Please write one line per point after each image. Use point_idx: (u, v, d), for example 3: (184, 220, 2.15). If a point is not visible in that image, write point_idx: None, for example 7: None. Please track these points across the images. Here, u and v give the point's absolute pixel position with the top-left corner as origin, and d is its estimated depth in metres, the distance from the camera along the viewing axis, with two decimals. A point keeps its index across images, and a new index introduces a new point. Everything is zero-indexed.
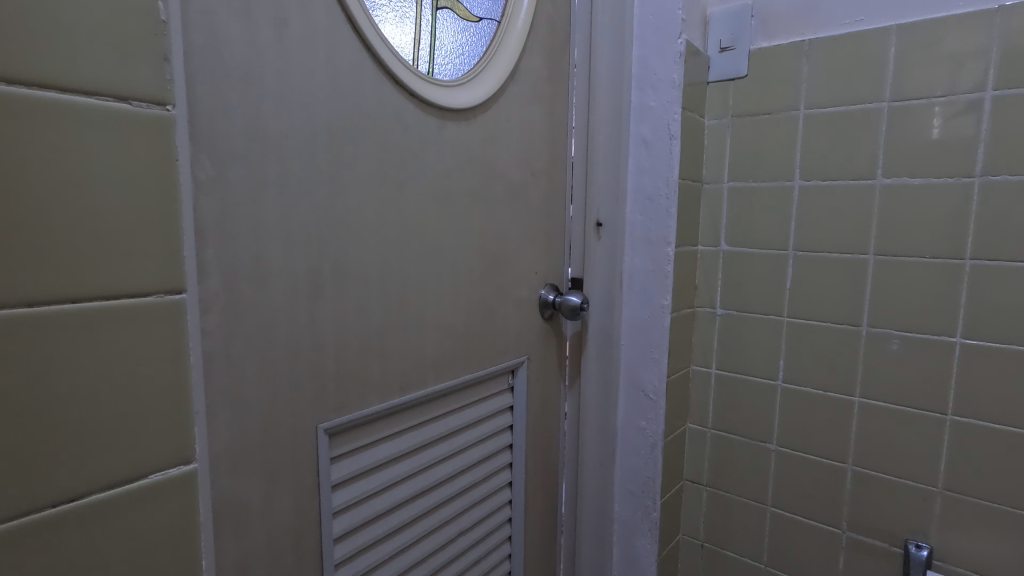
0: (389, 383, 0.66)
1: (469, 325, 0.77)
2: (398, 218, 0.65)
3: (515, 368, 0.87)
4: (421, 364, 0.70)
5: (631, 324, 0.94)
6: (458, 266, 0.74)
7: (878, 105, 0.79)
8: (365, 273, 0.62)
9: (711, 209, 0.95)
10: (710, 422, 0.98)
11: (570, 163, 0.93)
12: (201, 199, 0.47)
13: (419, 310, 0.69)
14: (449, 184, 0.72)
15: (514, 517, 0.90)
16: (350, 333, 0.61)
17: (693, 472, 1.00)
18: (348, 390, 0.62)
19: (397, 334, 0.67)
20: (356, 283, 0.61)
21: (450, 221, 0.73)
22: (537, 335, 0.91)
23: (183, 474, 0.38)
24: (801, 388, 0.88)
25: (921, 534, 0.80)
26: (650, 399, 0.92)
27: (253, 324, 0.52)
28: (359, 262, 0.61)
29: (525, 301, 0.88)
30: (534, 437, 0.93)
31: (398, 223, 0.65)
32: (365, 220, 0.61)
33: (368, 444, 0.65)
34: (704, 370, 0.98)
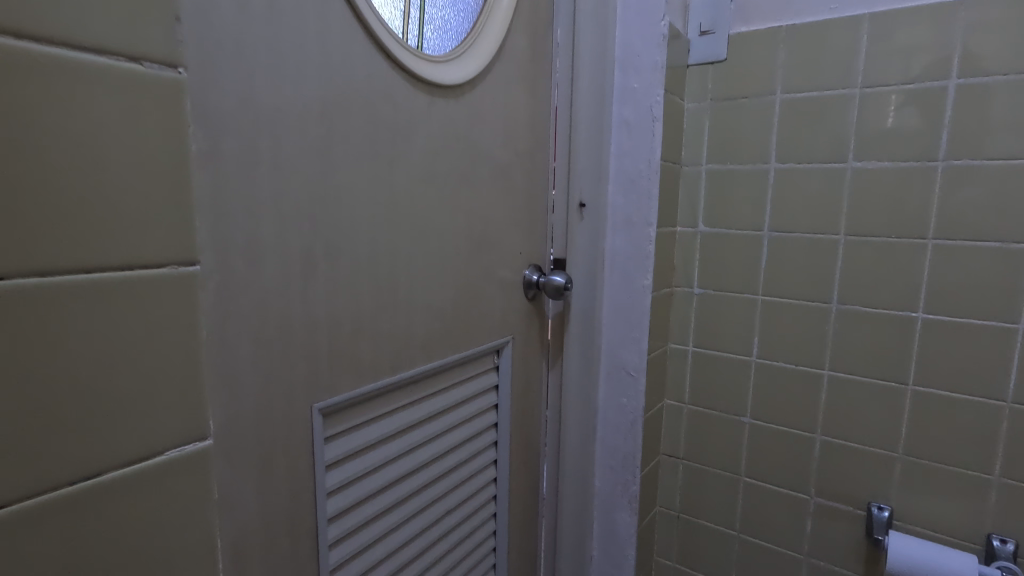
0: (380, 363, 0.66)
1: (456, 305, 0.77)
2: (389, 195, 0.64)
3: (500, 348, 0.87)
4: (411, 343, 0.70)
5: (611, 304, 0.96)
6: (446, 246, 0.74)
7: (850, 91, 0.82)
8: (355, 251, 0.61)
9: (689, 190, 0.97)
10: (686, 398, 1.01)
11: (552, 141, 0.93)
12: (195, 174, 0.46)
13: (409, 289, 0.69)
14: (437, 163, 0.71)
15: (499, 495, 0.91)
16: (343, 311, 0.60)
17: (669, 447, 1.04)
18: (340, 369, 0.61)
19: (387, 314, 0.66)
20: (348, 260, 0.60)
21: (439, 199, 0.72)
22: (520, 315, 0.91)
23: (197, 450, 0.37)
24: (773, 364, 0.92)
25: (882, 497, 0.86)
26: (630, 376, 0.95)
27: (247, 303, 0.50)
28: (350, 238, 0.60)
29: (509, 282, 0.88)
30: (518, 417, 0.94)
31: (388, 201, 0.64)
32: (355, 197, 0.60)
33: (360, 424, 0.64)
34: (680, 347, 1.01)
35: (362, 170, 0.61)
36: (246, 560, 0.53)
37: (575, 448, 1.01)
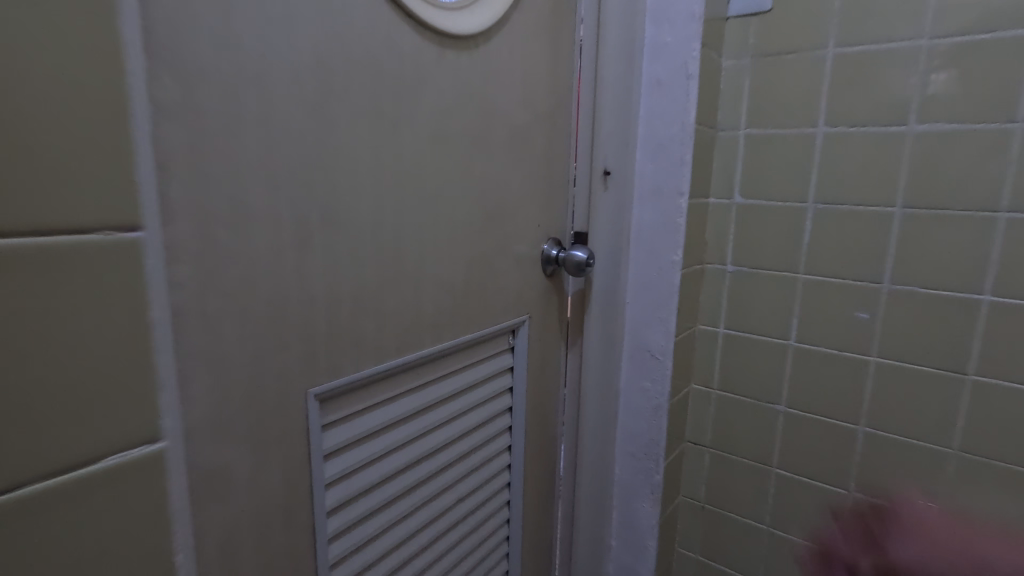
0: (385, 344, 0.60)
1: (468, 282, 0.71)
2: (394, 158, 0.58)
3: (516, 327, 0.82)
4: (419, 323, 0.64)
5: (637, 282, 0.90)
6: (457, 217, 0.68)
7: (916, 43, 0.72)
8: (355, 220, 0.55)
9: (725, 158, 0.89)
10: (715, 383, 0.94)
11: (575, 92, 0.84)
12: (165, 128, 0.39)
13: (417, 263, 0.63)
14: (449, 123, 0.64)
15: (513, 482, 0.86)
16: (342, 287, 0.54)
17: (695, 434, 0.97)
18: (340, 351, 0.55)
19: (392, 290, 0.60)
20: (349, 230, 0.54)
21: (450, 164, 0.65)
22: (538, 293, 0.85)
23: (147, 455, 0.34)
24: (813, 349, 0.85)
25: (931, 495, 0.79)
26: (656, 359, 0.89)
27: (231, 277, 0.45)
28: (350, 206, 0.54)
29: (527, 257, 0.81)
30: (535, 401, 0.88)
31: (393, 164, 0.58)
32: (355, 159, 0.54)
33: (363, 409, 0.59)
34: (711, 329, 0.94)
35: (364, 127, 0.54)
36: (238, 557, 0.49)
37: (594, 432, 0.96)
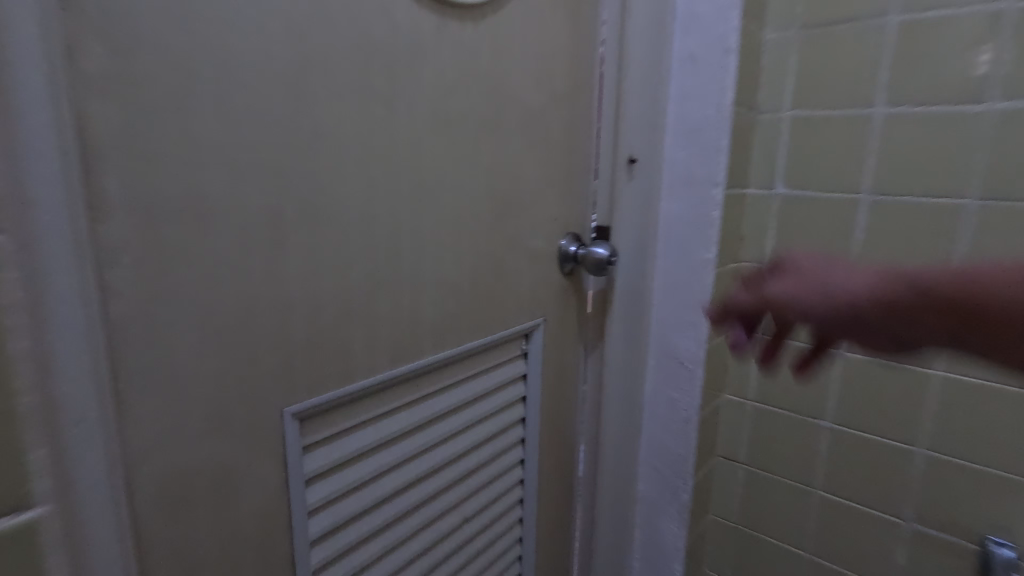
0: (378, 354, 0.53)
1: (476, 283, 0.63)
2: (386, 141, 0.50)
3: (530, 332, 0.74)
4: (418, 328, 0.57)
5: (664, 281, 0.81)
6: (463, 208, 0.60)
7: (999, 7, 0.63)
8: (340, 212, 0.47)
9: (766, 143, 0.80)
10: (751, 394, 0.85)
11: (600, 74, 0.77)
12: (93, 105, 0.33)
13: (415, 261, 0.55)
14: (453, 102, 0.56)
15: (526, 499, 0.79)
16: (325, 291, 0.47)
17: (728, 449, 0.89)
18: (324, 363, 0.48)
19: (387, 291, 0.53)
20: (332, 224, 0.46)
21: (454, 148, 0.57)
22: (555, 293, 0.77)
23: (14, 527, 0.27)
24: (866, 359, 0.75)
25: (1002, 529, 0.69)
26: (686, 368, 0.80)
27: (184, 280, 0.38)
28: (332, 197, 0.46)
29: (542, 254, 0.74)
30: (550, 411, 0.81)
31: (385, 147, 0.50)
32: (336, 142, 0.46)
33: (352, 426, 0.53)
34: (746, 333, 0.85)
35: (347, 104, 0.46)
36: None
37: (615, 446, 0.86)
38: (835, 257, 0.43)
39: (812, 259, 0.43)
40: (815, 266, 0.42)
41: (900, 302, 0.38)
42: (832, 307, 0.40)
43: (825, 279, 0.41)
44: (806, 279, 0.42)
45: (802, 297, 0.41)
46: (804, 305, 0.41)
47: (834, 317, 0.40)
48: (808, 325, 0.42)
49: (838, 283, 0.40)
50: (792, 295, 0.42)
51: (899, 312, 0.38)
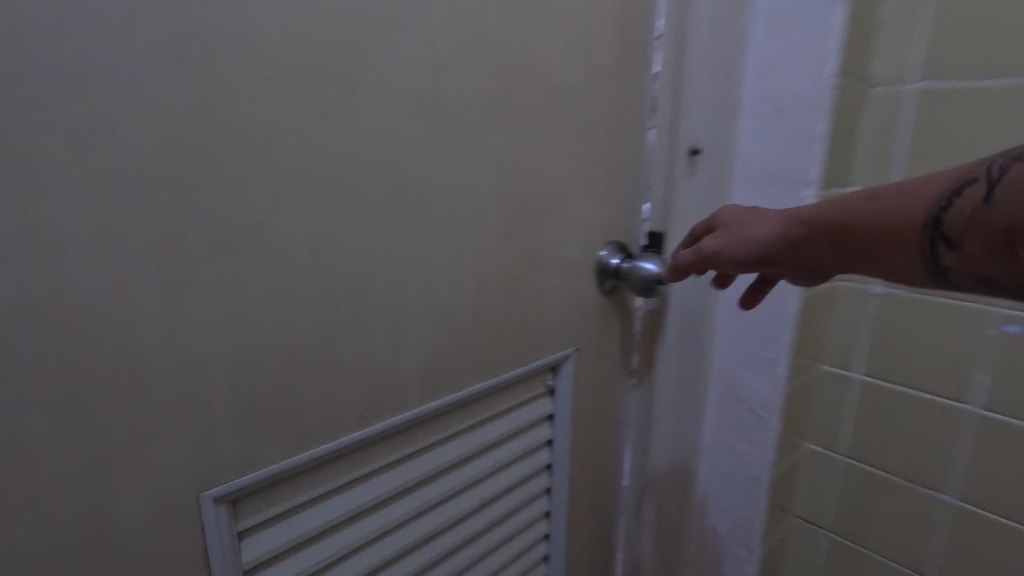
0: (345, 413, 0.42)
1: (488, 313, 0.51)
2: (345, 138, 0.37)
3: (558, 365, 0.61)
4: (402, 375, 0.45)
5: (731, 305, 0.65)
6: (464, 220, 0.46)
7: None
8: (271, 237, 0.35)
9: (879, 126, 0.63)
10: (842, 446, 0.68)
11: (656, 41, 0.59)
12: None
13: (393, 293, 0.42)
14: (446, 80, 0.42)
15: (551, 555, 0.67)
16: (257, 341, 0.35)
17: (810, 509, 0.72)
18: (260, 431, 0.37)
19: (352, 335, 0.40)
20: (262, 253, 0.35)
21: (450, 142, 0.44)
22: (593, 317, 0.63)
23: None
24: (1007, 421, 0.57)
25: None
26: (757, 416, 0.66)
27: (20, 344, 0.27)
28: (258, 216, 0.34)
29: (577, 271, 0.60)
30: (583, 456, 0.67)
31: (341, 147, 0.37)
32: (256, 142, 0.33)
33: (310, 499, 0.42)
34: (844, 373, 0.67)
35: (277, 88, 0.34)
36: None
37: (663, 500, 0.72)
38: (756, 208, 0.48)
39: (730, 208, 0.50)
40: (738, 218, 0.48)
41: (813, 231, 0.42)
42: (751, 251, 0.46)
43: (741, 226, 0.47)
44: (732, 230, 0.48)
45: (725, 247, 0.47)
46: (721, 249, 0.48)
47: (756, 260, 0.46)
48: (737, 272, 0.48)
49: (752, 229, 0.46)
50: (717, 247, 0.48)
51: (814, 239, 0.42)
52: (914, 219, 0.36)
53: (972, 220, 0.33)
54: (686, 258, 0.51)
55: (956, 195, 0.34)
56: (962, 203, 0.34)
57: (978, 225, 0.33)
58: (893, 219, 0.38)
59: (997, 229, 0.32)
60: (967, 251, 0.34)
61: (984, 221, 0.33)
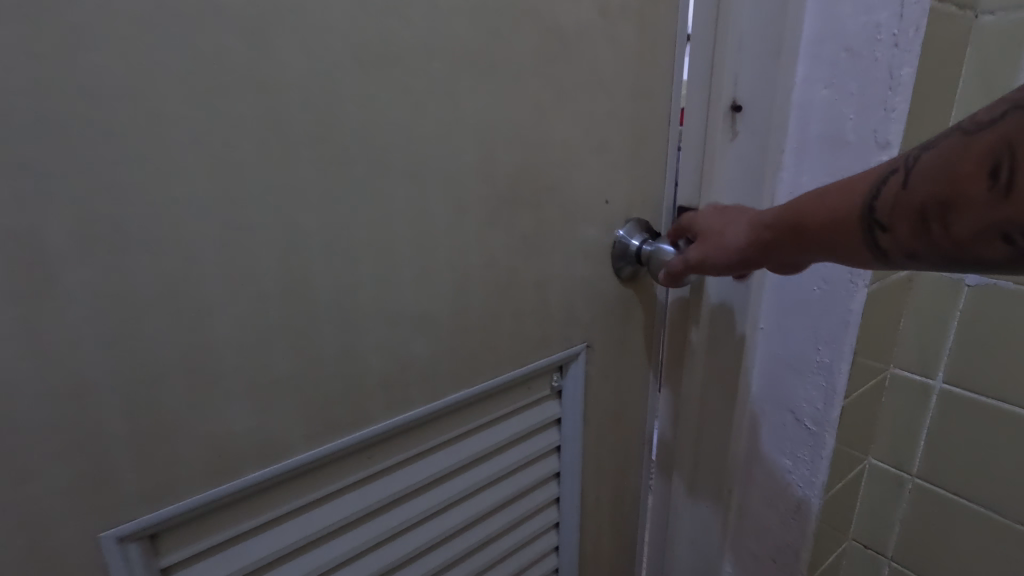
0: (290, 431, 0.36)
1: (477, 310, 0.43)
2: (256, 102, 0.30)
3: (565, 364, 0.52)
4: (359, 386, 0.38)
5: (780, 300, 0.52)
6: (432, 201, 0.38)
7: None
8: (160, 229, 0.28)
9: (988, 70, 0.49)
10: (914, 464, 0.58)
11: None
12: None
13: (339, 292, 0.35)
14: (395, 25, 0.34)
15: (562, 568, 0.60)
16: (152, 355, 0.29)
17: (869, 532, 0.63)
18: (169, 458, 0.31)
19: (286, 341, 0.34)
20: (149, 250, 0.28)
21: (404, 104, 0.35)
22: (610, 309, 0.54)
23: None
24: None
25: None
26: (805, 431, 0.54)
27: None
28: (137, 204, 0.27)
29: (591, 257, 0.50)
30: (598, 462, 0.59)
31: (248, 113, 0.30)
32: (124, 111, 0.26)
33: (254, 527, 0.36)
34: (922, 382, 0.56)
35: (146, 38, 0.26)
36: None
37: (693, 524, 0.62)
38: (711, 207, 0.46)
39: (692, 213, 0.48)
40: (699, 221, 0.46)
41: (762, 231, 0.39)
42: (726, 260, 0.42)
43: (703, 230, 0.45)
44: (702, 242, 0.44)
45: (703, 260, 0.44)
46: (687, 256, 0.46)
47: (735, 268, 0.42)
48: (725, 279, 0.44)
49: (718, 238, 0.43)
50: (698, 258, 0.45)
51: (763, 238, 0.39)
52: (844, 210, 0.34)
53: (896, 204, 0.31)
54: (670, 269, 0.48)
55: (881, 183, 0.32)
56: (886, 190, 0.32)
57: (903, 207, 0.31)
58: (826, 214, 0.35)
59: (914, 208, 0.30)
60: (896, 235, 0.31)
61: (905, 203, 0.30)
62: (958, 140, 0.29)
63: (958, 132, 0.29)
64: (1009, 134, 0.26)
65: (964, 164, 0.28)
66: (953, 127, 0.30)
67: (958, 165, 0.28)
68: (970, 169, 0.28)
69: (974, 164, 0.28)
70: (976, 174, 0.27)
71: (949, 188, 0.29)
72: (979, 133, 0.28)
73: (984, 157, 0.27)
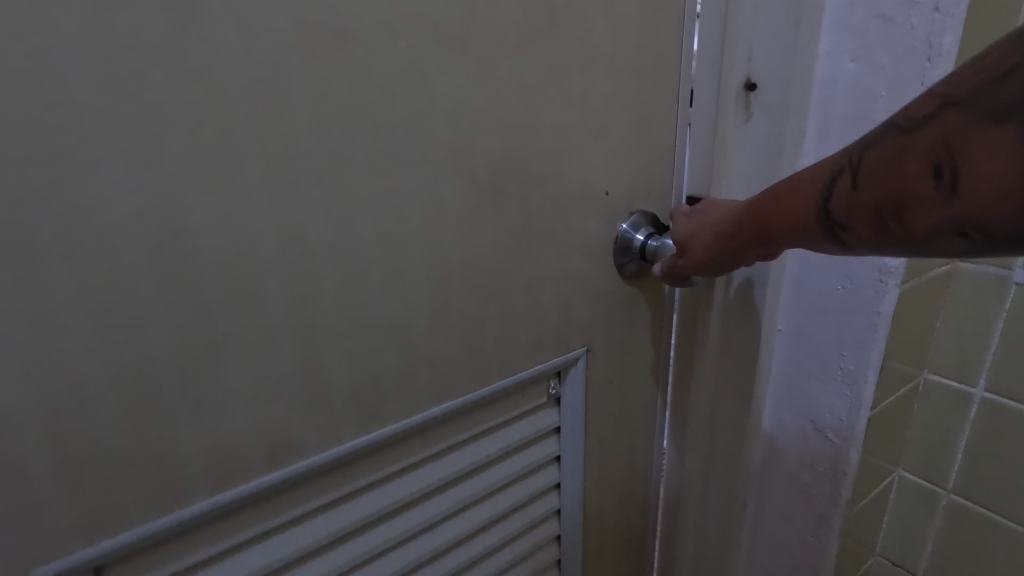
0: (248, 452, 0.32)
1: (460, 314, 0.39)
2: (186, 90, 0.26)
3: (562, 370, 0.48)
4: (325, 401, 0.35)
5: (796, 304, 0.48)
6: (402, 197, 0.34)
7: None
8: (78, 238, 0.25)
9: None
10: (951, 477, 0.53)
11: None
12: None
13: (297, 300, 0.32)
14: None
15: None
16: (79, 378, 0.26)
17: (899, 549, 0.58)
18: (106, 485, 0.28)
19: (238, 356, 0.31)
20: (67, 262, 0.25)
21: (365, 89, 0.31)
22: (612, 309, 0.50)
23: None
24: None
25: None
26: (829, 442, 0.50)
27: None
28: (48, 209, 0.24)
29: (588, 253, 0.46)
30: (601, 471, 0.55)
31: (177, 102, 0.26)
32: (23, 105, 0.23)
33: (210, 556, 0.33)
34: (961, 390, 0.51)
35: (44, 18, 0.23)
36: None
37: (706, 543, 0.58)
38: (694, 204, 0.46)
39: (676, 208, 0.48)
40: (676, 223, 0.46)
41: (732, 233, 0.39)
42: (706, 263, 0.42)
43: (687, 231, 0.44)
44: (679, 247, 0.45)
45: (684, 264, 0.44)
46: (670, 257, 0.46)
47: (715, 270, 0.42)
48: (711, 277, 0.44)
49: (694, 244, 0.43)
50: (678, 264, 0.44)
51: (736, 239, 0.39)
52: (801, 213, 0.32)
53: (849, 205, 0.29)
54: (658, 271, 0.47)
55: (830, 183, 0.31)
56: (837, 192, 0.30)
57: (856, 208, 0.29)
58: (786, 217, 0.34)
59: (867, 208, 0.29)
60: (857, 234, 0.30)
61: (857, 205, 0.29)
62: (899, 137, 0.27)
63: (897, 127, 0.28)
64: (947, 129, 0.25)
65: (908, 163, 0.27)
66: (892, 119, 0.28)
67: (903, 163, 0.27)
68: (916, 169, 0.26)
69: (918, 163, 0.26)
70: (923, 173, 0.26)
71: (898, 188, 0.27)
72: (917, 131, 0.26)
73: (926, 157, 0.26)
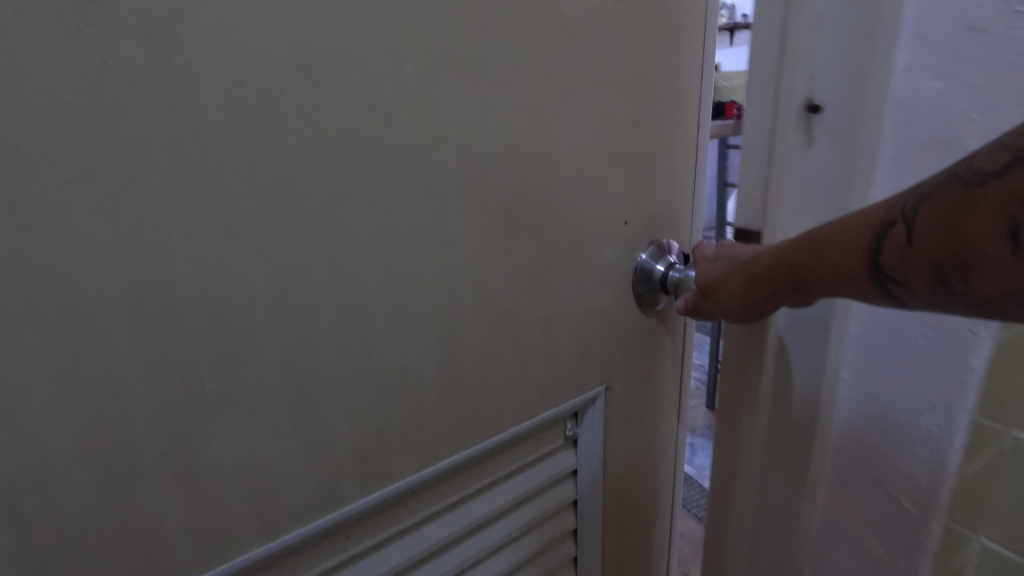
0: (234, 515, 0.29)
1: (470, 355, 0.36)
2: (166, 119, 0.23)
3: (581, 410, 0.45)
4: (321, 456, 0.31)
5: (871, 357, 0.45)
6: (407, 232, 0.31)
7: None
8: (40, 284, 0.22)
9: None
10: None
11: None
12: None
13: (290, 347, 0.29)
14: (350, 20, 0.27)
15: None
16: (39, 442, 0.23)
17: None
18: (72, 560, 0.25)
19: (226, 413, 0.27)
20: (26, 310, 0.22)
21: (367, 115, 0.28)
22: (634, 343, 0.46)
23: None
24: None
25: None
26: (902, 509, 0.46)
27: None
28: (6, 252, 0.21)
29: (610, 285, 0.43)
30: (622, 516, 0.51)
31: (156, 132, 0.23)
32: None
33: None
34: None
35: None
36: None
37: None
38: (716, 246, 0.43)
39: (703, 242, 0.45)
40: (699, 266, 0.43)
41: (763, 279, 0.36)
42: (733, 308, 0.39)
43: (710, 273, 0.41)
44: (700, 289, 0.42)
45: (707, 308, 0.41)
46: (692, 292, 0.43)
47: (742, 316, 0.39)
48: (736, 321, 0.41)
49: (718, 289, 0.40)
50: (702, 307, 0.42)
51: (767, 285, 0.36)
52: (847, 264, 0.31)
53: (904, 262, 0.28)
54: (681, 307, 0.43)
55: (880, 235, 0.29)
56: (889, 245, 0.28)
57: (910, 264, 0.27)
58: (828, 267, 0.32)
59: (927, 266, 0.27)
60: (913, 290, 0.28)
61: (914, 262, 0.27)
62: (961, 192, 0.26)
63: (957, 180, 0.26)
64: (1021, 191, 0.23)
65: (974, 222, 0.25)
66: (949, 170, 0.27)
67: (968, 221, 0.25)
68: (985, 230, 0.25)
69: (988, 223, 0.24)
70: (993, 235, 0.24)
71: (962, 247, 0.25)
72: (983, 188, 0.25)
73: (997, 218, 0.24)
